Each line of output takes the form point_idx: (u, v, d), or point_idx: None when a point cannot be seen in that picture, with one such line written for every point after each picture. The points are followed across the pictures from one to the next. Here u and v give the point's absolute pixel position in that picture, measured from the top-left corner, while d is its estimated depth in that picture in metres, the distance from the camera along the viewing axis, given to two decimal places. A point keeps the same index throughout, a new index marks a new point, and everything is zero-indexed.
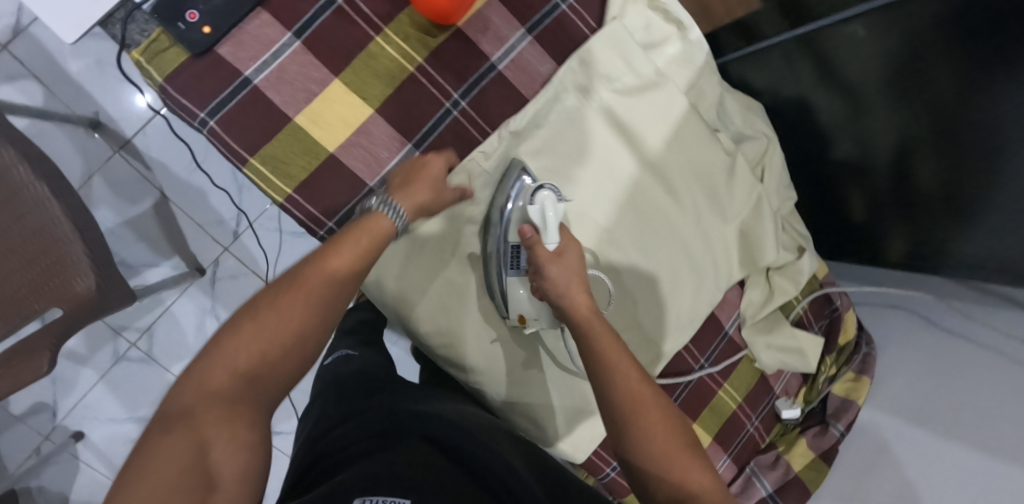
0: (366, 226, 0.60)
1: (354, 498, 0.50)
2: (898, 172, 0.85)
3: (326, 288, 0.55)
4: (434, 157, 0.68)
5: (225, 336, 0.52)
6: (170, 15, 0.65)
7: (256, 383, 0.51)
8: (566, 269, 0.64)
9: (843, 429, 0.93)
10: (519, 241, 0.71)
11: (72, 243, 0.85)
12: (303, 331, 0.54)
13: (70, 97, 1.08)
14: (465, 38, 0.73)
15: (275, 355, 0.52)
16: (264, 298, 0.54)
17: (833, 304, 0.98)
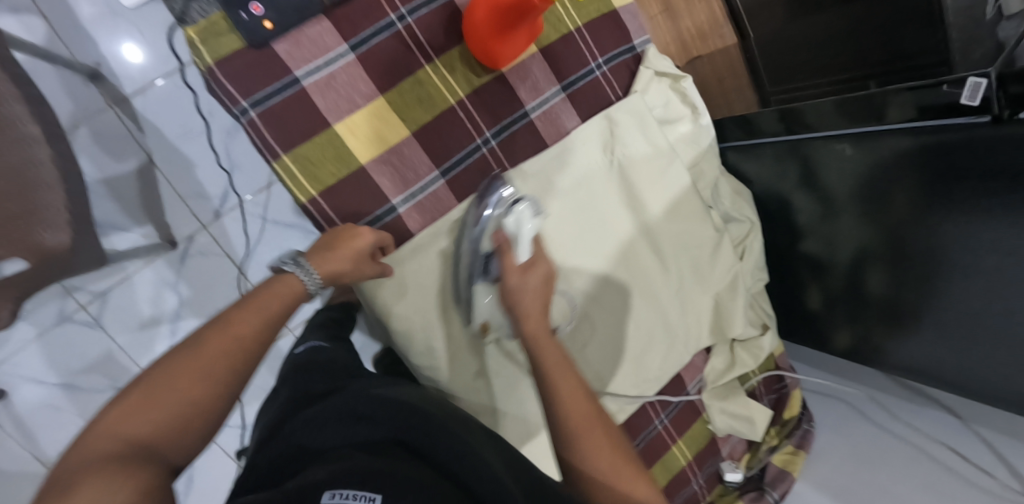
0: (276, 288, 0.60)
1: (324, 492, 0.47)
2: (852, 276, 0.96)
3: (230, 352, 0.54)
4: (366, 231, 0.69)
5: (116, 407, 0.49)
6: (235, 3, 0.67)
7: (151, 450, 0.48)
8: (525, 286, 0.64)
9: (777, 496, 1.01)
10: (491, 251, 0.72)
11: (54, 193, 0.82)
12: (205, 391, 0.51)
13: (73, 40, 0.97)
14: (505, 82, 0.78)
15: (172, 420, 0.50)
16: (161, 366, 0.52)
17: (782, 382, 1.07)
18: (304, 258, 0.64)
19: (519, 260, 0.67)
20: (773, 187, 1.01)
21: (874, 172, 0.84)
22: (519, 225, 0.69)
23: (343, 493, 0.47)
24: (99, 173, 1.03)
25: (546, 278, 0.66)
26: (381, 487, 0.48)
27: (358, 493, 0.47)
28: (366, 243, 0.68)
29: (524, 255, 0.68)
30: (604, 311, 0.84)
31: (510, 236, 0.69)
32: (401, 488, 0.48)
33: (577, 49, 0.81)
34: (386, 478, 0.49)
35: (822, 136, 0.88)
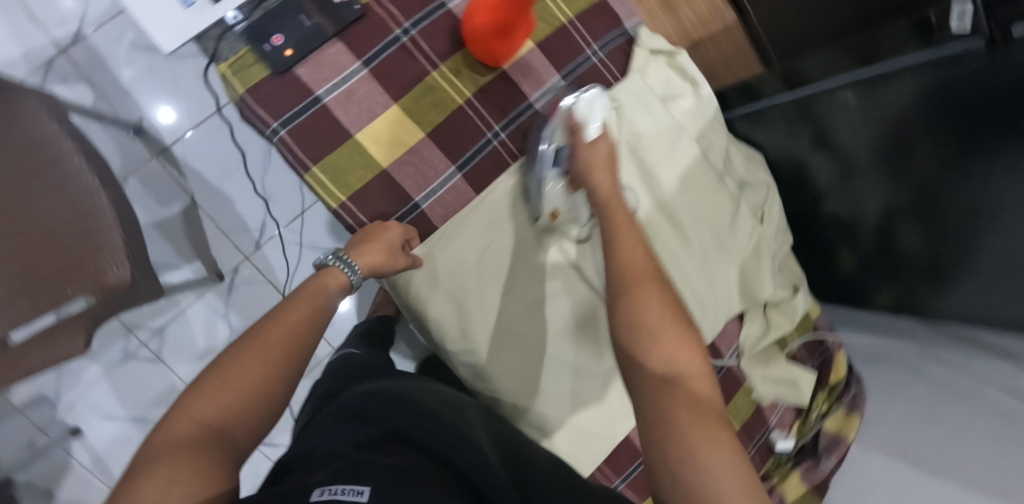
0: (325, 278, 0.63)
1: (315, 488, 0.47)
2: (884, 230, 0.95)
3: (291, 340, 0.55)
4: (393, 225, 0.74)
5: (189, 396, 0.50)
6: (259, 37, 0.75)
7: (222, 434, 0.49)
8: (593, 153, 0.70)
9: (834, 463, 1.00)
10: (561, 141, 0.78)
11: (113, 232, 0.89)
12: (270, 377, 0.52)
13: (118, 100, 1.07)
14: (509, 78, 0.83)
15: (244, 405, 0.50)
16: (227, 355, 0.53)
17: (823, 346, 1.05)
18: (346, 254, 0.69)
19: (588, 137, 0.73)
20: (788, 152, 1.02)
21: (889, 122, 0.85)
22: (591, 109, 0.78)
23: (332, 489, 0.47)
24: (151, 218, 1.12)
25: (611, 150, 0.71)
26: (367, 482, 0.48)
27: (345, 487, 0.47)
28: (393, 238, 0.73)
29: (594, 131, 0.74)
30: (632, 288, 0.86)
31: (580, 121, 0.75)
32: (387, 486, 0.49)
33: (571, 39, 0.85)
34: (374, 476, 0.50)
35: (827, 94, 0.90)
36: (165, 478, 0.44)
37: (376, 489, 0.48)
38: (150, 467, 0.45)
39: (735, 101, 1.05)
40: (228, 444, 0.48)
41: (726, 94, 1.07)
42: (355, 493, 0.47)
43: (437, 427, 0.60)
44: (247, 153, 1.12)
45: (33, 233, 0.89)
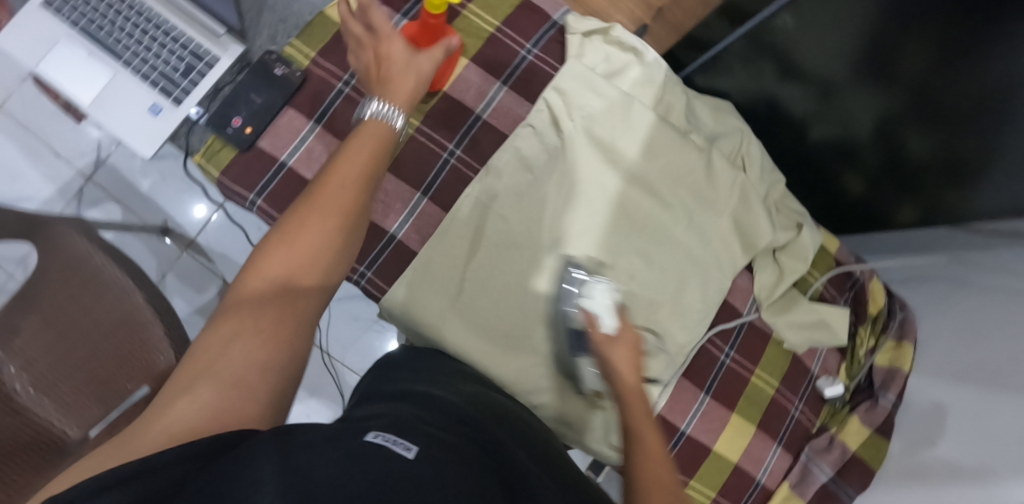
0: (371, 129, 0.62)
1: (370, 431, 0.50)
2: (884, 140, 0.88)
3: (349, 185, 0.58)
4: (392, 40, 0.66)
5: (266, 247, 0.56)
6: (221, 124, 0.83)
7: (290, 286, 0.54)
8: (614, 349, 0.65)
9: (894, 398, 0.93)
10: (579, 326, 0.79)
11: (151, 326, 1.00)
12: (335, 219, 0.57)
13: (143, 210, 1.21)
14: (451, 98, 0.86)
15: (308, 252, 0.56)
16: (292, 212, 0.57)
17: (853, 277, 0.99)
18: (373, 100, 0.64)
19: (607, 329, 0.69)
20: (760, 91, 0.97)
21: (856, 37, 0.79)
22: (597, 298, 0.76)
23: (386, 437, 0.49)
24: (190, 305, 1.22)
25: (630, 343, 0.66)
26: (417, 440, 0.50)
27: (398, 440, 0.49)
28: (400, 51, 0.66)
29: (611, 324, 0.69)
30: (622, 265, 0.87)
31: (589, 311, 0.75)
32: (436, 451, 0.50)
33: (503, 45, 0.88)
34: (426, 443, 0.51)
35: (782, 25, 0.85)
36: (228, 336, 0.51)
37: (424, 449, 0.49)
38: (225, 322, 0.52)
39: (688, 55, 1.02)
40: (297, 297, 0.54)
41: (677, 52, 1.07)
42: (403, 448, 0.48)
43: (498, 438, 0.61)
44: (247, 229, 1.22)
45: (89, 342, 1.02)
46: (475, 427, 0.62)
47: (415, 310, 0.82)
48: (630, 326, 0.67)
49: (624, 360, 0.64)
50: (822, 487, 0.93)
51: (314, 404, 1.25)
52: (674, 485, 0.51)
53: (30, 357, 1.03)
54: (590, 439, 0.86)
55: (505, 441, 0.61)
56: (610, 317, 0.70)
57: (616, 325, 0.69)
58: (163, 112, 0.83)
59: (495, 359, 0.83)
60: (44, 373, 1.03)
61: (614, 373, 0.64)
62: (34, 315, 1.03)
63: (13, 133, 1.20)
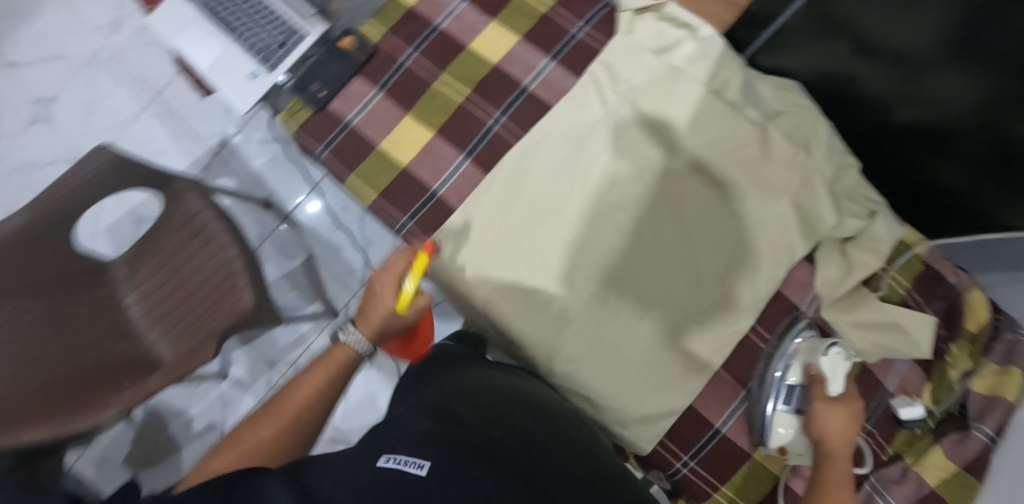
0: (333, 354, 0.74)
1: (384, 456, 0.57)
2: (988, 123, 0.76)
3: (301, 404, 0.71)
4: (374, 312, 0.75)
5: (220, 453, 0.68)
6: (303, 86, 0.92)
7: (269, 448, 0.68)
8: (833, 414, 0.71)
9: (992, 432, 0.79)
10: (797, 380, 0.77)
11: (240, 275, 1.13)
12: (295, 408, 0.71)
13: (252, 184, 1.39)
14: (501, 71, 0.90)
15: (276, 436, 0.69)
16: (254, 418, 0.71)
17: (947, 284, 0.84)
18: (352, 326, 0.75)
19: (831, 394, 0.73)
20: (831, 71, 0.88)
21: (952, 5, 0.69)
22: (832, 367, 0.74)
23: (397, 458, 0.56)
24: (280, 271, 1.37)
25: (853, 413, 0.71)
26: (428, 455, 0.56)
27: (408, 459, 0.56)
28: (385, 307, 0.74)
29: (839, 389, 0.73)
30: (662, 242, 0.83)
31: (822, 374, 0.74)
32: (449, 458, 0.55)
33: (555, 24, 0.91)
34: (441, 450, 0.56)
35: None
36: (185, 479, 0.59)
37: (436, 460, 0.55)
38: (234, 454, 0.67)
39: (745, 37, 0.94)
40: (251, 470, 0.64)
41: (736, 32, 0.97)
42: (415, 466, 0.55)
43: (513, 413, 0.65)
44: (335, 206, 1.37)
45: (194, 282, 1.17)
46: (499, 405, 0.65)
47: (449, 269, 0.85)
48: (857, 398, 0.72)
49: (841, 424, 0.70)
50: None
51: None
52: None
53: (147, 291, 1.21)
54: (622, 425, 0.82)
55: (519, 417, 0.65)
56: (838, 382, 0.73)
57: (844, 391, 0.73)
58: (259, 76, 0.96)
59: (521, 325, 0.83)
60: (156, 307, 1.20)
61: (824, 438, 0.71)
62: (155, 259, 1.22)
63: (165, 119, 1.45)
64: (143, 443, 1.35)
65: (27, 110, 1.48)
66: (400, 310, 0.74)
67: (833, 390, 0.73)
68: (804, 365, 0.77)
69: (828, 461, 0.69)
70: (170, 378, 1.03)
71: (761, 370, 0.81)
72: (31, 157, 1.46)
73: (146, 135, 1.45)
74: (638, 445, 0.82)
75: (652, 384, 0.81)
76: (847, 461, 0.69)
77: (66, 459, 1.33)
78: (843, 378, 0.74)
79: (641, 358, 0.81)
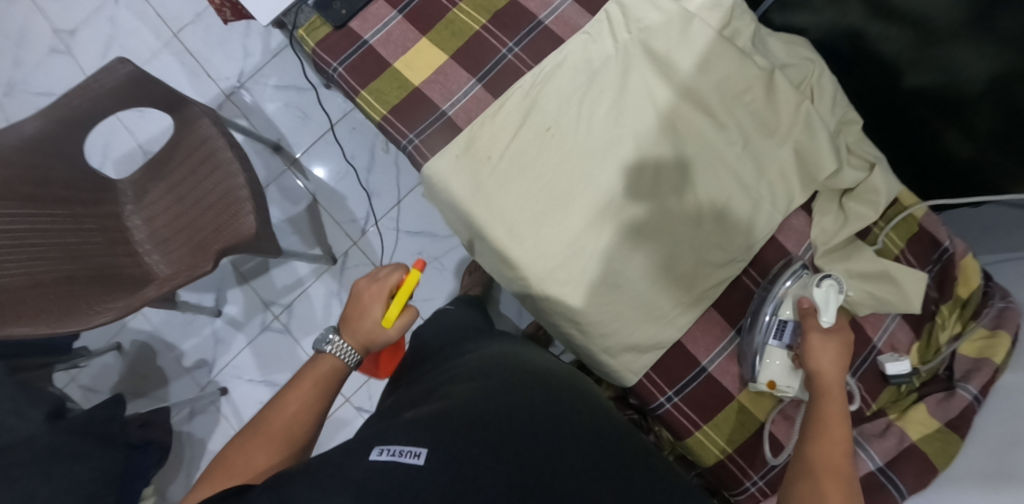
0: (318, 367, 0.74)
1: (377, 447, 0.59)
2: (996, 89, 0.79)
3: (292, 422, 0.70)
4: (356, 331, 0.78)
5: (217, 477, 0.66)
6: (325, 4, 0.93)
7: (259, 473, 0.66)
8: (824, 345, 0.73)
9: (977, 391, 0.78)
10: (790, 316, 0.79)
11: (245, 201, 1.13)
12: (288, 428, 0.69)
13: (263, 126, 1.39)
14: (519, 3, 0.92)
15: (273, 455, 0.67)
16: (242, 438, 0.69)
17: (941, 248, 0.85)
18: (335, 333, 0.77)
19: (824, 324, 0.75)
20: (844, 33, 0.90)
21: None
22: (825, 298, 0.76)
23: (392, 450, 0.58)
24: (284, 215, 1.38)
25: (845, 343, 0.74)
26: (424, 443, 0.58)
27: (405, 448, 0.57)
28: (372, 321, 0.78)
29: (831, 319, 0.75)
30: (666, 180, 0.84)
31: (814, 307, 0.76)
32: (444, 443, 0.57)
33: None
34: (438, 438, 0.58)
35: None
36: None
37: (432, 449, 0.57)
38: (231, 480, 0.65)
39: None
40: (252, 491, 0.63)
41: None
42: (413, 456, 0.57)
43: (517, 394, 0.66)
44: (344, 153, 1.38)
45: (202, 208, 1.17)
46: (499, 384, 0.67)
47: (454, 190, 0.85)
48: (846, 330, 0.75)
49: (831, 353, 0.73)
50: (867, 477, 0.78)
51: None
52: (843, 446, 0.66)
53: (153, 214, 1.20)
54: (610, 355, 0.83)
55: (522, 392, 0.66)
56: (829, 314, 0.75)
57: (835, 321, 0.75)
58: None
59: (520, 251, 0.83)
60: (160, 229, 1.19)
61: (819, 367, 0.72)
62: (162, 183, 1.20)
63: (182, 58, 1.43)
64: (131, 374, 1.34)
65: (45, 39, 1.48)
66: (387, 324, 0.79)
67: (825, 320, 0.75)
68: (797, 299, 0.79)
69: (825, 396, 0.70)
70: (166, 290, 1.01)
71: (755, 306, 0.83)
72: (47, 87, 1.46)
73: (162, 71, 1.42)
74: (623, 376, 0.83)
75: (643, 315, 0.82)
76: (842, 394, 0.70)
77: (56, 381, 1.32)
78: (835, 310, 0.76)
79: (632, 289, 0.82)
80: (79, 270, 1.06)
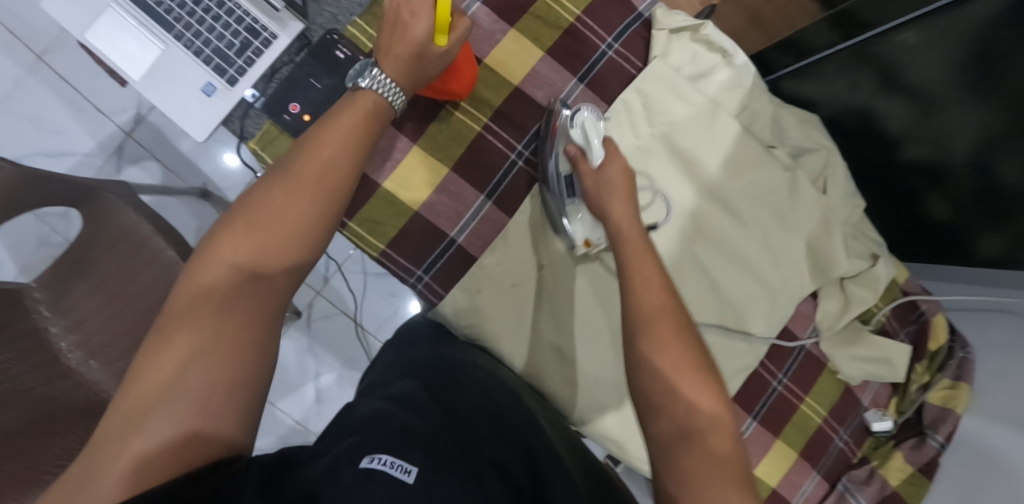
0: (357, 103, 0.65)
1: (366, 456, 0.50)
2: (980, 166, 0.82)
3: (324, 172, 0.61)
4: (398, 55, 0.66)
5: (220, 235, 0.58)
6: (277, 109, 0.79)
7: (256, 274, 0.57)
8: (606, 184, 0.71)
9: (942, 440, 0.90)
10: (570, 169, 0.76)
11: None
12: (318, 200, 0.60)
13: (183, 170, 1.15)
14: (523, 94, 0.82)
15: (298, 224, 0.59)
16: (263, 188, 0.60)
17: (918, 310, 0.96)
18: (376, 67, 0.67)
19: (594, 164, 0.72)
20: (852, 103, 0.91)
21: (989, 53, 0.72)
22: (586, 139, 0.74)
23: (383, 459, 0.49)
24: None
25: (624, 168, 0.71)
26: (416, 461, 0.50)
27: (395, 461, 0.49)
28: (422, 32, 0.66)
29: (598, 157, 0.73)
30: (692, 290, 0.84)
31: (581, 150, 0.73)
32: (435, 465, 0.51)
33: (584, 38, 0.83)
34: (425, 456, 0.51)
35: (901, 42, 0.79)
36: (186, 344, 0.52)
37: (424, 470, 0.50)
38: (253, 217, 0.58)
39: (779, 60, 0.97)
40: (264, 284, 0.57)
41: (767, 55, 1.00)
42: (403, 471, 0.49)
43: (499, 413, 0.65)
44: None
45: (143, 307, 0.96)
46: (480, 396, 0.66)
47: (481, 323, 0.80)
48: (620, 154, 0.72)
49: (617, 193, 0.70)
50: None
51: (345, 375, 1.23)
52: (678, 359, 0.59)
53: (80, 319, 0.96)
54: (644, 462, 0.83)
55: (486, 406, 0.65)
56: (598, 151, 0.73)
57: (604, 157, 0.72)
58: (217, 91, 0.78)
59: (551, 374, 0.81)
60: (92, 336, 0.96)
61: (607, 204, 0.70)
62: (83, 282, 0.97)
63: (57, 88, 1.11)
64: None
65: None
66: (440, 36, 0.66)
67: (594, 161, 0.72)
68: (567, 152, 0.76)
69: (656, 318, 0.61)
70: None
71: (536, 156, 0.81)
72: None
73: (36, 107, 1.11)
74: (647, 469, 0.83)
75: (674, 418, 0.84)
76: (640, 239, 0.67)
77: None
78: (599, 140, 0.73)
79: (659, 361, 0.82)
80: (35, 412, 0.85)
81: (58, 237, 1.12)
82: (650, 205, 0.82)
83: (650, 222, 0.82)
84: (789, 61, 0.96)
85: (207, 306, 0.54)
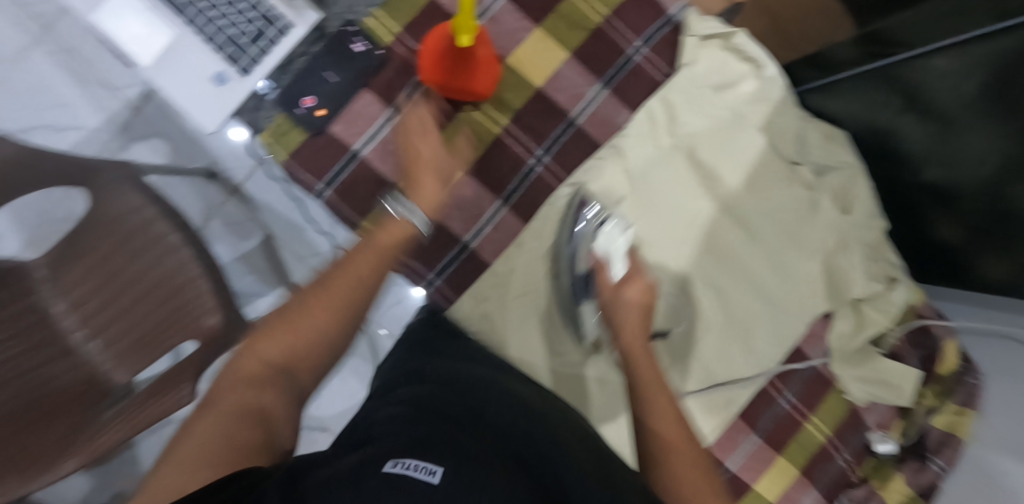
0: (389, 230, 0.65)
1: (388, 460, 0.47)
2: (993, 197, 0.79)
3: (354, 287, 0.61)
4: (423, 175, 0.69)
5: (256, 340, 0.58)
6: (291, 102, 0.78)
7: (288, 370, 0.57)
8: (625, 310, 0.65)
9: (944, 464, 0.89)
10: (588, 270, 0.75)
11: (198, 282, 0.84)
12: (351, 303, 0.60)
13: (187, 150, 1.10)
14: (544, 96, 0.80)
15: (331, 314, 0.59)
16: (295, 301, 0.61)
17: (933, 333, 0.95)
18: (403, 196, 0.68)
19: (614, 279, 0.67)
20: (879, 122, 0.88)
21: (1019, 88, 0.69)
22: (609, 241, 0.71)
23: (405, 463, 0.46)
24: (235, 253, 1.13)
25: (646, 288, 0.66)
26: (441, 462, 0.47)
27: (417, 464, 0.46)
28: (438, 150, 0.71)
29: (620, 270, 0.68)
30: (704, 305, 0.82)
31: (605, 258, 0.70)
32: (458, 465, 0.47)
33: (611, 41, 0.81)
34: (448, 455, 0.48)
35: (935, 67, 0.76)
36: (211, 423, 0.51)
37: (449, 470, 0.46)
38: (291, 322, 0.59)
39: (807, 74, 0.95)
40: (293, 382, 0.57)
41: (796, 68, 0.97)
42: (426, 472, 0.46)
43: (542, 428, 0.59)
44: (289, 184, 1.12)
45: (136, 292, 0.86)
46: (520, 408, 0.61)
47: (487, 331, 0.79)
48: (642, 274, 0.67)
49: (635, 323, 0.64)
50: None
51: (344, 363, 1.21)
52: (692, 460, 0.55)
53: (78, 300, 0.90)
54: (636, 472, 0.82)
55: (528, 417, 0.59)
56: (621, 261, 0.69)
57: (625, 273, 0.68)
58: (229, 81, 0.75)
59: (557, 385, 0.80)
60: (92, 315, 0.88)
61: (624, 333, 0.64)
62: (81, 261, 0.88)
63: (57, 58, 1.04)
64: None
65: None
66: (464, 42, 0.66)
67: (615, 275, 0.68)
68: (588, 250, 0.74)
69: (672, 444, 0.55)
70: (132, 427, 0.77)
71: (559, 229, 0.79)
72: None
73: (36, 76, 1.04)
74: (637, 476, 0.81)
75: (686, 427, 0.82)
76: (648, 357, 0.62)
77: None
78: (624, 254, 0.70)
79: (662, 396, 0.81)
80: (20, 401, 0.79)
81: (58, 214, 1.09)
82: (665, 217, 0.81)
83: (665, 236, 0.81)
84: (819, 75, 0.93)
85: (246, 392, 0.54)
